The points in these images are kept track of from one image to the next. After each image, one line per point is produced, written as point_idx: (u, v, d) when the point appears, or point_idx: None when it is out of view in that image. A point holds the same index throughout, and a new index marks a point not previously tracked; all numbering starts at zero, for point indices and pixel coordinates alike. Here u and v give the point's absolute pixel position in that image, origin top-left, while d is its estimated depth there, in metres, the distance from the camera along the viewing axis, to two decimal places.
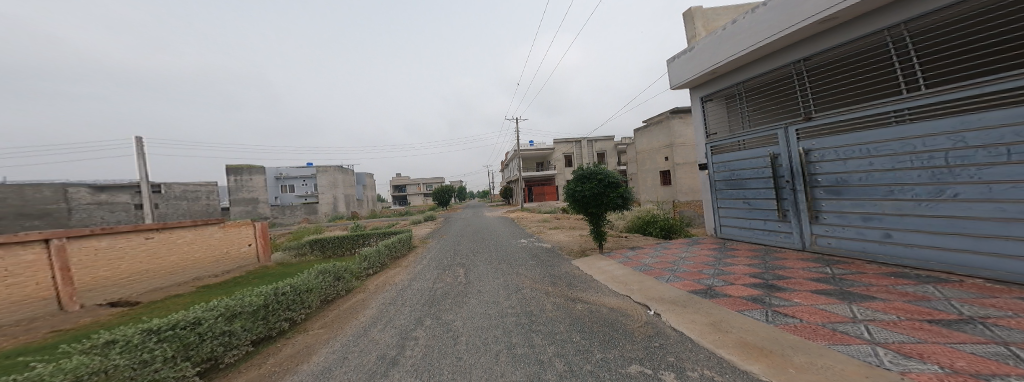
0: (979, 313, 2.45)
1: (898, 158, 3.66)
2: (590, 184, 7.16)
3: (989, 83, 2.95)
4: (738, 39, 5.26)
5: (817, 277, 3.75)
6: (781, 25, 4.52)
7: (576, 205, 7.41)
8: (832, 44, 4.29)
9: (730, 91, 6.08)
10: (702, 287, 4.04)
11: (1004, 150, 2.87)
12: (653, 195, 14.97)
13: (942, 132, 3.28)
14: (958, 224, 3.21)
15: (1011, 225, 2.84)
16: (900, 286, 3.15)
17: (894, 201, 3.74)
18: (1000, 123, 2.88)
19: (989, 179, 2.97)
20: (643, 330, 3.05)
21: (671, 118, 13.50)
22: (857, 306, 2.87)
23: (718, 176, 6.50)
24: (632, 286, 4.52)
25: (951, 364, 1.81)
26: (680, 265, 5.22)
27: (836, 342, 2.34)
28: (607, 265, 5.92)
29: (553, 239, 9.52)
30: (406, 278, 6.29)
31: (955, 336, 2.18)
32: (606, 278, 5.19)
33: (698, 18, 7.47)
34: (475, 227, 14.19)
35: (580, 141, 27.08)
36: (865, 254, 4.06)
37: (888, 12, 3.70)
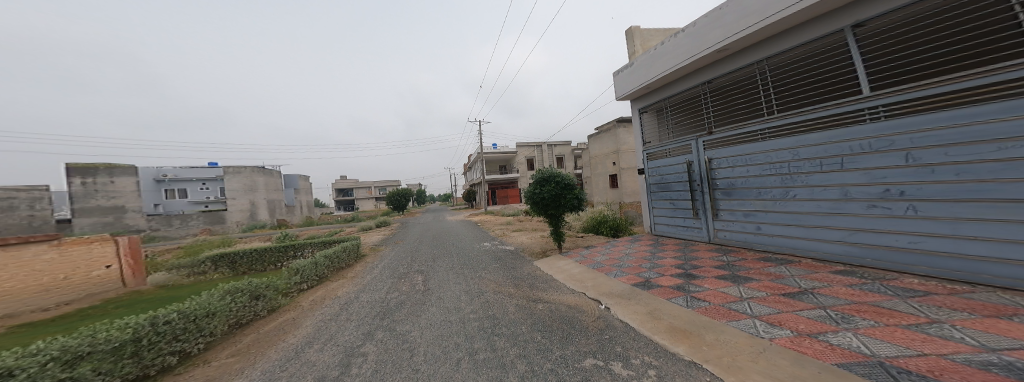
0: (812, 284, 3.19)
1: (763, 167, 4.58)
2: (550, 187, 7.39)
3: (816, 112, 3.86)
4: (659, 61, 6.02)
5: (717, 264, 4.46)
6: (690, 53, 5.28)
7: (536, 208, 7.56)
8: (722, 72, 5.18)
9: (656, 106, 6.82)
10: (642, 280, 4.45)
11: (821, 162, 3.87)
12: (603, 198, 16.02)
13: (786, 147, 4.26)
14: (797, 218, 4.18)
15: (826, 217, 3.85)
16: (768, 268, 3.90)
17: (761, 200, 4.64)
18: (821, 141, 3.84)
19: (814, 183, 3.94)
20: (596, 324, 3.20)
21: (617, 126, 14.80)
22: (742, 287, 3.47)
23: (649, 179, 7.14)
24: (587, 283, 4.77)
25: (798, 328, 2.37)
26: (625, 261, 5.67)
27: (729, 319, 2.78)
28: (566, 264, 6.15)
29: (516, 241, 9.60)
30: (351, 291, 5.64)
31: (800, 303, 2.82)
32: (564, 276, 5.39)
33: (638, 37, 8.32)
34: (434, 232, 13.56)
35: (541, 145, 27.77)
36: (745, 244, 4.95)
37: (756, 49, 4.62)
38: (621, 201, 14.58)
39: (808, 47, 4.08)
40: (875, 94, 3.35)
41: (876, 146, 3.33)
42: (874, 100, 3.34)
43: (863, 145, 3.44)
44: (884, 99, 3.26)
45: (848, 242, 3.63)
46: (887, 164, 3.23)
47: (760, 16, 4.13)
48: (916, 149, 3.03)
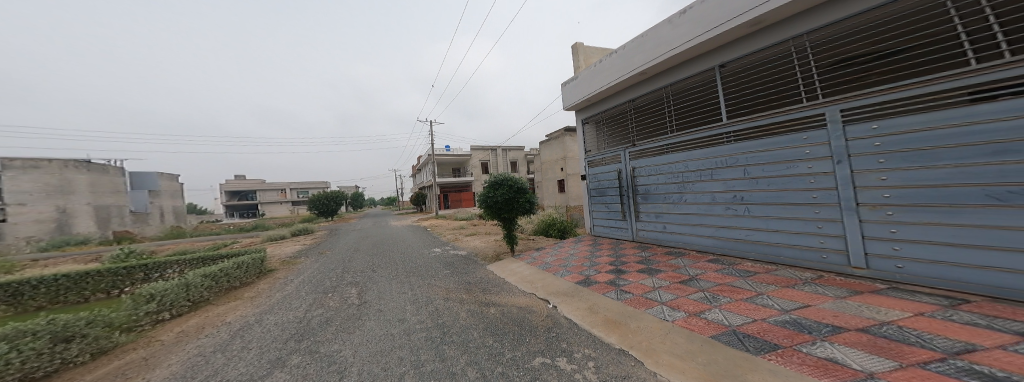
0: (696, 272, 3.89)
1: (665, 176, 5.16)
2: (504, 191, 7.49)
3: (714, 132, 4.36)
4: (588, 81, 6.47)
5: (637, 258, 5.02)
6: (617, 74, 5.58)
7: (490, 211, 7.64)
8: (634, 94, 5.67)
9: (590, 118, 7.03)
10: (584, 277, 4.67)
11: (701, 173, 4.56)
12: (553, 201, 16.88)
13: (679, 161, 4.91)
14: (687, 218, 4.85)
15: (705, 217, 4.55)
16: (671, 259, 4.57)
17: (664, 203, 5.24)
18: (703, 157, 4.53)
19: (697, 190, 4.65)
20: (544, 322, 3.33)
21: (564, 135, 15.80)
22: (652, 277, 4.03)
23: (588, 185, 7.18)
24: (537, 284, 4.87)
25: (689, 310, 2.91)
26: (571, 260, 5.87)
27: (647, 306, 3.20)
28: (518, 267, 6.27)
29: (469, 246, 9.43)
30: (254, 312, 4.26)
31: (691, 288, 3.43)
32: (516, 279, 5.43)
33: (582, 53, 8.98)
34: (378, 238, 12.41)
35: (494, 149, 27.94)
36: (657, 243, 5.46)
37: (659, 77, 5.15)
38: (568, 205, 15.54)
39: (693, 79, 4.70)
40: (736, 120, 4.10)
41: (730, 163, 4.16)
42: (737, 125, 4.06)
43: (718, 160, 4.32)
44: (733, 128, 4.12)
45: (717, 236, 4.41)
46: (734, 176, 4.11)
47: (669, 46, 4.55)
48: (750, 166, 3.93)
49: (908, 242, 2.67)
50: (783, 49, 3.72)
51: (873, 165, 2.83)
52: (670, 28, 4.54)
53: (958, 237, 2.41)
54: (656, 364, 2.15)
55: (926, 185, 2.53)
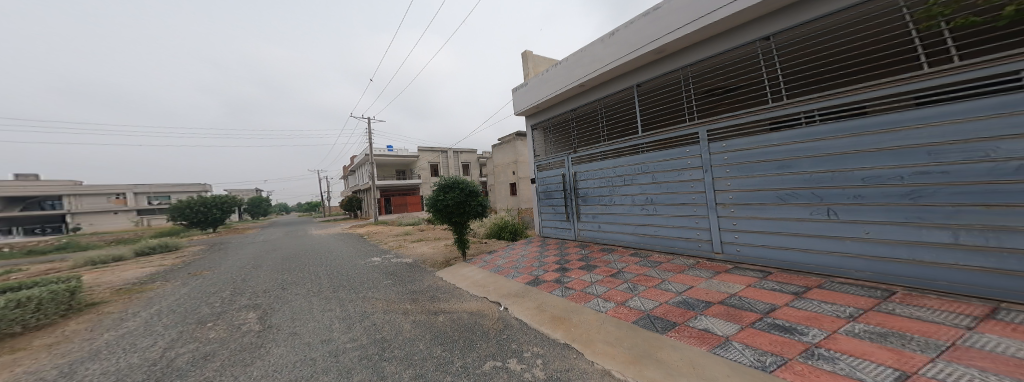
0: (622, 264, 4.24)
1: (599, 181, 5.33)
2: (454, 194, 7.21)
3: (630, 143, 4.72)
4: (533, 91, 6.51)
5: (579, 254, 5.23)
6: (559, 85, 5.67)
7: (438, 215, 7.29)
8: (573, 106, 5.83)
9: (536, 125, 7.01)
10: (534, 277, 4.67)
11: (620, 179, 4.91)
12: (505, 205, 17.02)
13: (606, 167, 5.16)
14: (613, 218, 5.12)
15: (627, 218, 4.84)
16: (607, 253, 4.88)
17: (597, 205, 5.44)
18: (624, 164, 4.82)
19: (619, 193, 4.96)
20: (495, 326, 3.22)
21: (516, 139, 16.14)
22: (587, 272, 4.28)
23: (537, 188, 7.01)
24: (488, 287, 4.70)
25: (618, 300, 3.19)
26: (521, 261, 5.83)
27: (585, 300, 3.39)
28: (469, 271, 6.03)
29: (417, 252, 8.81)
30: (82, 356, 2.92)
31: (614, 279, 3.80)
32: (467, 284, 5.17)
33: (531, 61, 9.21)
34: (307, 248, 10.78)
35: (445, 151, 27.14)
36: (595, 242, 5.63)
37: (593, 92, 5.34)
38: (520, 207, 15.80)
39: (618, 95, 4.96)
40: (650, 133, 4.44)
41: (642, 169, 4.54)
42: (651, 137, 4.37)
43: (631, 165, 4.71)
44: (647, 139, 4.45)
45: (636, 233, 4.75)
46: (643, 181, 4.52)
47: (599, 63, 4.73)
48: (656, 173, 4.33)
49: (744, 232, 3.40)
50: (676, 78, 4.17)
51: (734, 173, 3.42)
52: (601, 46, 4.70)
53: (788, 229, 3.05)
54: (593, 353, 2.30)
55: (769, 188, 3.14)
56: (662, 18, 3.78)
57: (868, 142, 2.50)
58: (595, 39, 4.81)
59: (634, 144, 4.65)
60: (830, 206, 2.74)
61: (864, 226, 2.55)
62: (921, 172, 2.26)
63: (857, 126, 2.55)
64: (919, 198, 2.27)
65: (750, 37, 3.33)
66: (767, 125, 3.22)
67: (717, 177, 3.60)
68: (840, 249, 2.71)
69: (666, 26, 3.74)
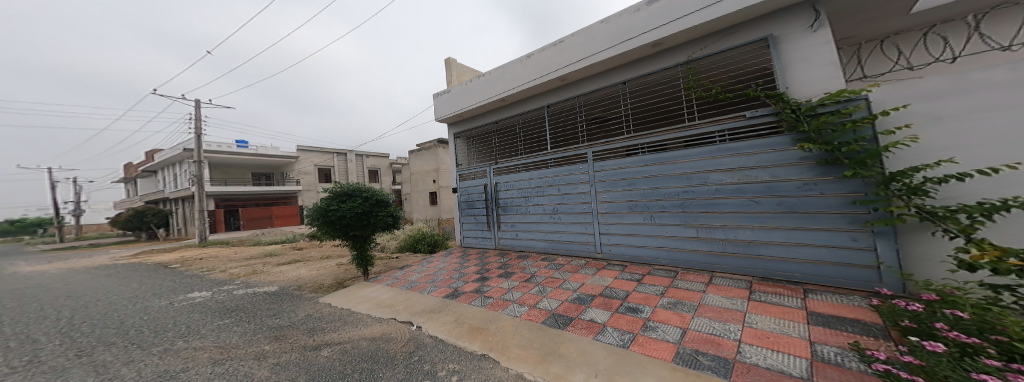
0: (535, 269, 4.56)
1: (518, 191, 5.64)
2: (354, 202, 6.18)
3: (539, 158, 5.23)
4: (452, 101, 6.56)
5: (498, 263, 5.32)
6: (480, 97, 5.84)
7: (333, 229, 6.13)
8: (492, 119, 6.14)
9: (458, 134, 7.00)
10: (452, 290, 4.53)
11: (531, 189, 5.37)
12: (423, 215, 16.13)
13: (521, 179, 5.54)
14: (530, 226, 5.47)
15: (542, 226, 5.24)
16: (523, 260, 5.15)
17: (515, 214, 5.73)
18: (535, 177, 5.28)
19: (532, 203, 5.38)
20: (404, 349, 2.97)
21: (436, 147, 15.60)
22: (505, 279, 4.43)
23: (459, 198, 6.92)
24: (398, 306, 4.28)
25: (529, 303, 3.44)
26: (439, 274, 5.56)
27: (503, 308, 3.49)
28: (371, 291, 5.18)
29: (308, 273, 7.33)
30: None
31: (524, 284, 4.07)
32: (370, 305, 4.53)
33: (454, 69, 9.17)
34: (116, 278, 7.54)
35: (347, 154, 23.72)
36: (513, 249, 5.87)
37: (509, 108, 5.76)
38: (439, 218, 15.26)
39: (529, 114, 5.50)
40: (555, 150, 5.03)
41: (550, 182, 5.04)
42: (555, 154, 4.96)
43: (538, 178, 5.22)
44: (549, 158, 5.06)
45: (546, 240, 5.19)
46: (550, 192, 5.03)
47: (516, 81, 5.12)
48: (559, 185, 4.89)
49: (613, 235, 4.22)
50: (573, 105, 4.88)
51: (608, 187, 4.23)
52: (519, 66, 5.11)
53: (646, 231, 3.89)
54: (509, 359, 2.39)
55: (626, 199, 4.06)
56: (565, 51, 4.37)
57: (679, 167, 3.58)
58: (513, 59, 5.17)
59: (542, 159, 5.17)
60: (674, 215, 3.63)
61: (699, 229, 3.46)
62: (708, 190, 3.37)
63: (682, 155, 3.55)
64: (688, 207, 3.52)
65: (616, 79, 4.17)
66: (625, 152, 4.09)
67: (598, 190, 4.36)
68: (680, 247, 3.61)
69: (567, 58, 4.34)
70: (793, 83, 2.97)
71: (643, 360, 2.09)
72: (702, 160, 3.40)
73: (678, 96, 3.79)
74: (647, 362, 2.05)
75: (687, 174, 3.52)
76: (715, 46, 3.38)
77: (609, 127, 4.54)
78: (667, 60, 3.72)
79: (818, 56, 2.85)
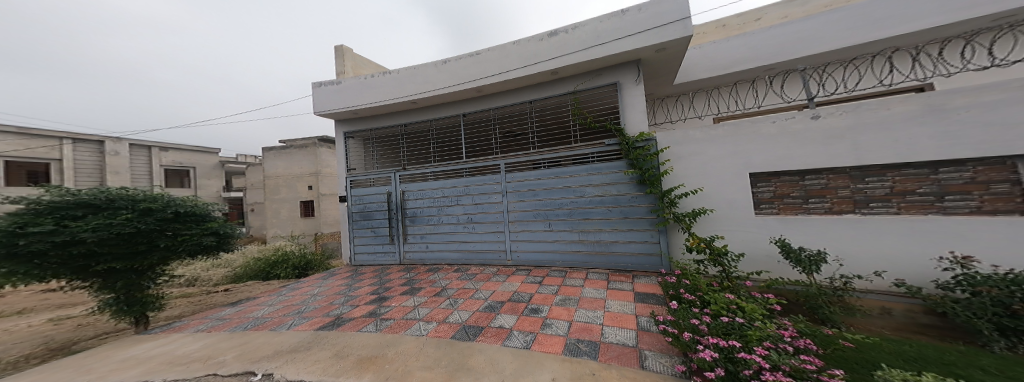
0: (447, 281, 4.37)
1: (430, 200, 5.31)
2: (111, 216, 3.02)
3: (452, 167, 5.13)
4: (344, 95, 5.63)
5: (404, 281, 4.72)
6: (386, 94, 5.28)
7: (46, 272, 2.79)
8: (400, 121, 5.65)
9: (360, 134, 6.12)
10: (330, 319, 3.61)
11: (443, 197, 5.17)
12: (292, 229, 12.92)
13: (432, 187, 5.26)
14: (444, 236, 5.21)
15: (456, 235, 5.09)
16: (434, 274, 4.82)
17: (428, 224, 5.35)
18: (450, 186, 5.10)
19: (443, 212, 5.18)
20: None
21: (317, 145, 12.97)
22: (412, 295, 4.06)
23: (350, 208, 5.96)
24: (220, 356, 2.83)
25: (436, 318, 3.26)
26: (309, 303, 4.21)
27: (405, 328, 3.16)
28: (154, 347, 3.13)
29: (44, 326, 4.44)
30: None
31: (433, 298, 3.84)
32: (155, 365, 2.76)
33: (349, 58, 7.99)
34: None
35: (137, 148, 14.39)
36: (423, 263, 5.45)
37: (420, 112, 5.49)
38: (319, 232, 12.60)
39: (443, 121, 5.38)
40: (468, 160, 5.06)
41: (466, 191, 4.99)
42: (467, 164, 5.00)
43: (450, 188, 5.10)
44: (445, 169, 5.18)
45: (461, 250, 5.06)
46: (464, 202, 4.97)
47: (430, 85, 4.93)
48: (475, 194, 4.89)
49: (521, 241, 4.53)
50: (488, 117, 5.07)
51: (519, 197, 4.53)
52: (432, 70, 4.94)
53: (549, 238, 4.33)
54: None
55: (530, 209, 4.45)
56: (481, 63, 4.52)
57: (575, 181, 4.15)
58: (428, 61, 4.97)
59: (453, 168, 5.11)
60: (568, 222, 4.19)
61: (587, 234, 4.09)
62: (596, 200, 4.02)
63: (574, 171, 4.16)
64: (574, 215, 4.16)
65: (525, 98, 4.60)
66: (531, 165, 4.49)
67: (510, 200, 4.61)
68: (574, 250, 4.17)
69: (482, 71, 4.50)
70: (628, 122, 3.94)
71: (541, 358, 2.28)
72: (584, 176, 4.08)
73: (567, 119, 4.46)
74: (544, 359, 2.26)
75: (573, 187, 4.16)
76: (594, 82, 4.16)
77: (517, 141, 4.89)
78: (562, 87, 4.34)
79: (632, 101, 3.92)
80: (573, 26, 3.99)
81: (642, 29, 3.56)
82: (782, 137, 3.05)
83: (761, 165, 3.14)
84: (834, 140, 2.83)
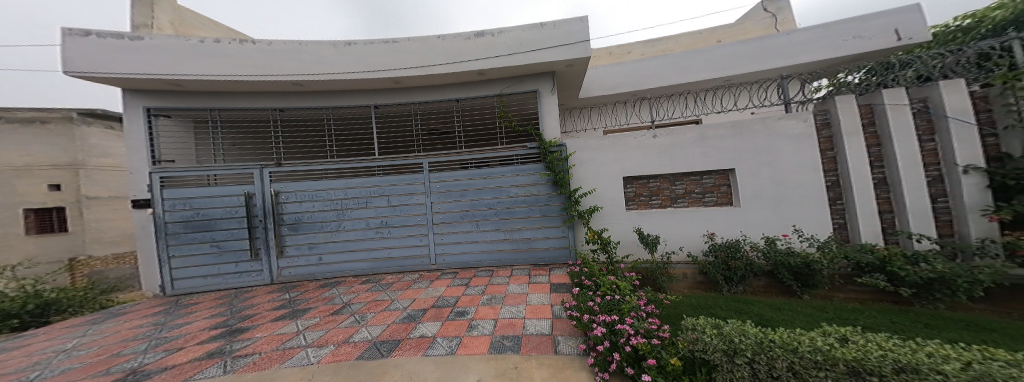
0: (349, 297, 3.68)
1: (326, 202, 4.39)
2: None
3: (362, 163, 4.40)
4: (157, 57, 3.82)
5: (276, 305, 3.59)
6: (253, 70, 3.96)
7: None
8: (275, 106, 4.42)
9: (195, 116, 4.40)
10: (119, 376, 2.29)
11: (347, 198, 4.37)
12: None
13: (326, 188, 4.36)
14: (346, 245, 4.40)
15: (364, 242, 4.40)
16: (325, 292, 3.91)
17: (323, 232, 4.39)
18: (358, 186, 4.36)
19: (341, 217, 4.38)
20: None
21: None
22: (294, 319, 3.17)
23: (160, 218, 4.13)
24: None
25: (335, 340, 2.67)
26: (55, 364, 2.55)
27: (281, 360, 2.41)
28: None
29: None
30: None
31: (328, 318, 3.14)
32: None
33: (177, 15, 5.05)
34: None
35: None
36: (313, 278, 4.40)
37: (305, 97, 4.45)
38: None
39: (346, 110, 4.55)
40: (382, 157, 4.47)
41: (379, 192, 4.38)
42: (375, 162, 4.41)
43: (357, 188, 4.37)
44: (331, 166, 4.38)
45: (372, 259, 4.42)
46: (377, 204, 4.37)
47: (326, 68, 4.05)
48: (392, 196, 4.37)
49: (446, 244, 4.33)
50: (407, 111, 4.61)
51: (445, 198, 4.31)
52: (329, 51, 4.07)
53: (476, 238, 4.30)
54: None
55: (457, 210, 4.30)
56: (399, 51, 4.07)
57: (502, 182, 4.26)
58: (322, 39, 4.06)
59: (356, 165, 4.40)
60: (495, 221, 4.27)
61: (509, 233, 4.26)
62: (521, 199, 4.23)
63: (498, 173, 4.26)
64: (500, 215, 4.26)
65: (450, 96, 4.44)
66: (459, 165, 4.36)
67: (434, 201, 4.33)
68: (498, 250, 4.28)
69: (400, 61, 4.06)
70: (546, 127, 4.27)
71: (466, 361, 2.23)
72: (512, 176, 4.24)
73: (494, 122, 4.54)
74: (470, 361, 2.21)
75: (500, 187, 4.26)
76: (517, 87, 4.36)
77: (441, 140, 4.65)
78: (487, 90, 4.40)
79: (550, 109, 4.29)
80: (499, 31, 4.09)
81: (560, 44, 3.94)
82: (666, 149, 3.80)
83: (629, 170, 3.93)
84: (693, 149, 3.71)
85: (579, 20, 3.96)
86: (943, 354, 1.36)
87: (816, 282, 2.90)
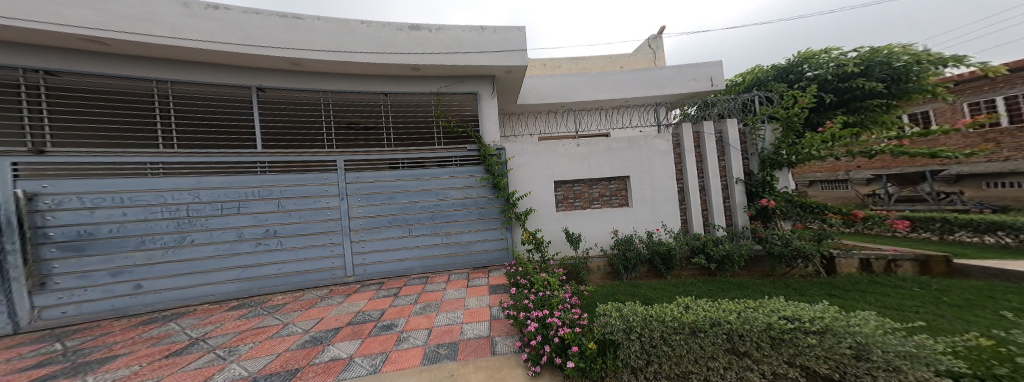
0: (202, 330, 2.81)
1: (151, 209, 3.23)
2: None
3: (243, 156, 3.56)
4: None
5: (31, 364, 2.33)
6: (17, 14, 2.59)
7: None
8: (39, 66, 2.90)
9: None
10: None
11: (202, 203, 3.39)
12: None
13: (152, 189, 3.22)
14: (192, 265, 3.37)
15: (228, 259, 3.48)
16: (146, 332, 2.82)
17: (144, 251, 3.22)
18: (224, 185, 3.45)
19: (185, 228, 3.33)
20: None
21: None
22: (77, 378, 2.11)
23: None
24: None
25: None
26: None
27: None
28: None
29: None
30: None
31: (159, 363, 2.27)
32: None
33: None
34: None
35: None
36: (116, 313, 3.15)
37: (120, 63, 3.18)
38: None
39: (212, 89, 3.55)
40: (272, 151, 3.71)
41: (261, 194, 3.60)
42: (253, 155, 3.60)
43: (215, 190, 3.42)
44: (167, 158, 3.28)
45: (243, 279, 3.55)
46: (266, 209, 3.60)
47: (172, 31, 3.01)
48: (284, 199, 3.68)
49: (369, 252, 3.92)
50: (316, 99, 3.96)
51: (369, 202, 3.90)
52: (175, 9, 3.04)
53: (400, 244, 4.00)
54: None
55: (385, 214, 3.93)
56: (310, 30, 3.47)
57: (433, 184, 4.08)
58: None
59: (225, 160, 3.49)
60: (428, 223, 4.05)
61: (433, 237, 4.07)
62: (451, 202, 4.12)
63: (424, 176, 4.05)
64: (437, 219, 4.08)
65: (379, 88, 4.04)
66: (388, 164, 4.02)
67: (352, 205, 3.86)
68: (422, 256, 4.06)
69: (304, 40, 3.44)
70: (485, 127, 4.31)
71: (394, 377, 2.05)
72: (444, 179, 4.11)
73: (430, 121, 4.30)
74: (399, 377, 2.04)
75: (435, 190, 4.07)
76: (456, 87, 4.26)
77: (365, 135, 4.21)
78: (421, 86, 4.16)
79: (488, 111, 4.34)
80: (436, 27, 3.92)
81: (498, 50, 4.03)
82: (588, 157, 4.28)
83: (559, 174, 4.28)
84: (609, 159, 4.28)
85: (516, 29, 4.12)
86: (727, 308, 1.91)
87: (673, 264, 3.69)
